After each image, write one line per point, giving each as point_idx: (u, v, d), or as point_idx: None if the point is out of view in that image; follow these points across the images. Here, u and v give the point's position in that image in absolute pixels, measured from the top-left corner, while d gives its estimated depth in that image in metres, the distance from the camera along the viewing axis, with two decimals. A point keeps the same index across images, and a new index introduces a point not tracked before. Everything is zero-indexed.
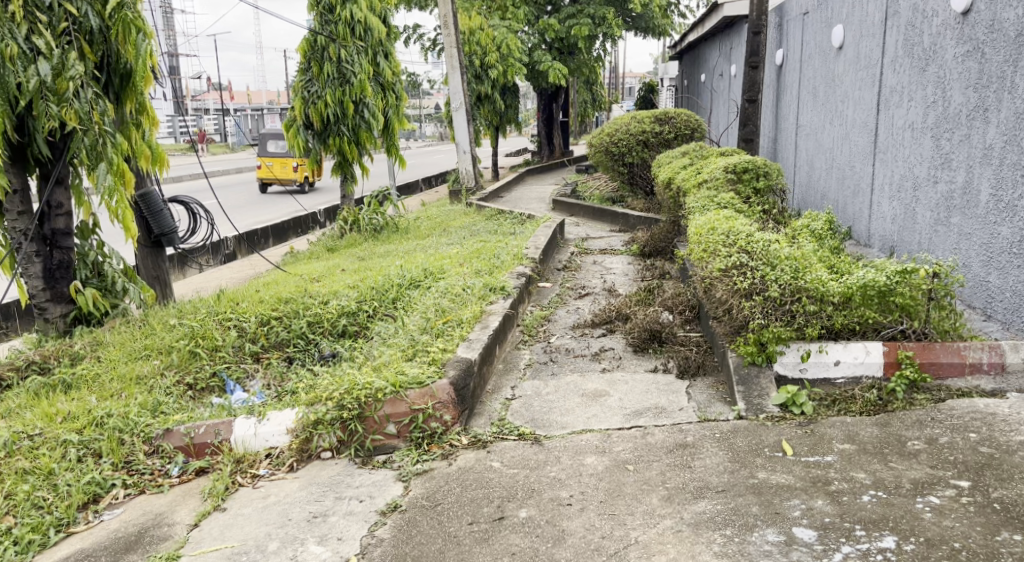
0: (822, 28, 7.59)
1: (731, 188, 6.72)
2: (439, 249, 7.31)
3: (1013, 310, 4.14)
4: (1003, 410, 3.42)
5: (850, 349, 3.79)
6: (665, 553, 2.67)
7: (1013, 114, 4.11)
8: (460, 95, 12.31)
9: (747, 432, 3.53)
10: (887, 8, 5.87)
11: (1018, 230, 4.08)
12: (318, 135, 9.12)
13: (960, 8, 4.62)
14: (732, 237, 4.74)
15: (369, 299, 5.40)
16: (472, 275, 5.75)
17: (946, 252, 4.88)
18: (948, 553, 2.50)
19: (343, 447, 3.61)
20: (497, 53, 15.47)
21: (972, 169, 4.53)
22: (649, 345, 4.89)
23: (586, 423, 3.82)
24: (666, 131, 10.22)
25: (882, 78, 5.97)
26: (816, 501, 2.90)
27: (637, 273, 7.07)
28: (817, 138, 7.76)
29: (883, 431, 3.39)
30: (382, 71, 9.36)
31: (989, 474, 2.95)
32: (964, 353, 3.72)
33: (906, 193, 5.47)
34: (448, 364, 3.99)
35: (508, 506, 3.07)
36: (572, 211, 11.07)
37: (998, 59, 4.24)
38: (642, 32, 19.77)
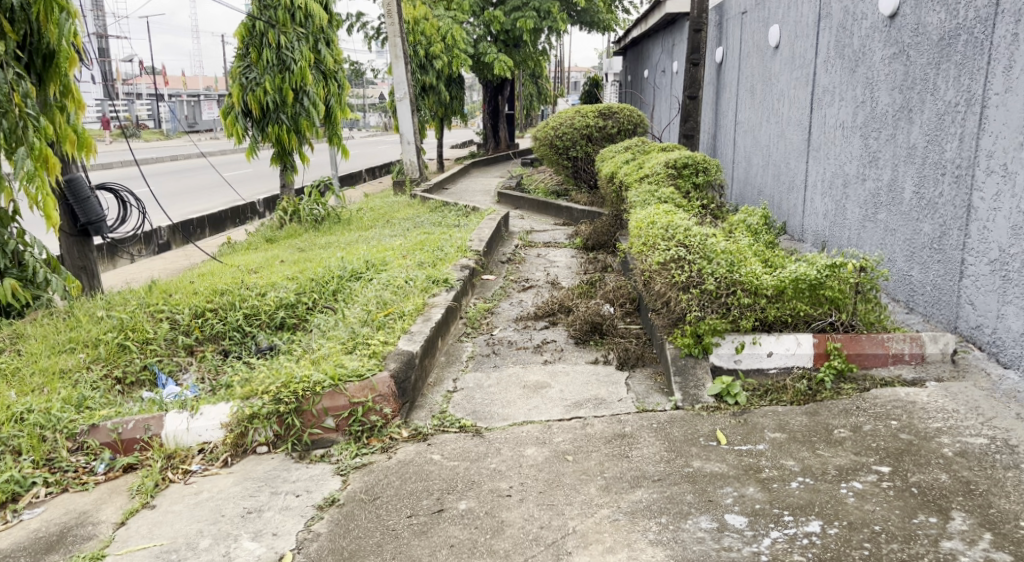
0: (759, 27, 7.77)
1: (671, 182, 6.86)
2: (381, 241, 7.24)
3: (933, 304, 4.32)
4: (922, 398, 3.57)
5: (782, 341, 3.92)
6: (602, 542, 2.71)
7: (934, 115, 4.29)
8: (403, 84, 12.13)
9: (683, 422, 3.60)
10: (820, 10, 6.05)
11: (939, 227, 4.25)
12: (256, 122, 8.90)
13: (888, 11, 4.78)
14: (671, 231, 4.83)
15: (308, 291, 5.30)
16: (414, 267, 5.71)
17: (873, 248, 5.06)
18: (868, 536, 2.61)
19: (280, 441, 3.56)
20: (442, 43, 15.30)
21: (897, 168, 4.71)
22: (590, 337, 4.96)
23: (527, 415, 3.85)
24: (609, 126, 10.37)
25: (815, 78, 6.15)
26: (747, 488, 2.98)
27: (580, 266, 7.14)
28: (754, 135, 7.95)
29: (812, 420, 3.51)
30: (323, 59, 9.17)
31: (908, 460, 3.08)
32: (888, 345, 3.89)
33: (836, 190, 5.66)
34: (389, 356, 3.97)
35: (447, 498, 3.07)
36: (516, 204, 11.08)
37: (922, 61, 4.41)
38: (586, 27, 19.86)
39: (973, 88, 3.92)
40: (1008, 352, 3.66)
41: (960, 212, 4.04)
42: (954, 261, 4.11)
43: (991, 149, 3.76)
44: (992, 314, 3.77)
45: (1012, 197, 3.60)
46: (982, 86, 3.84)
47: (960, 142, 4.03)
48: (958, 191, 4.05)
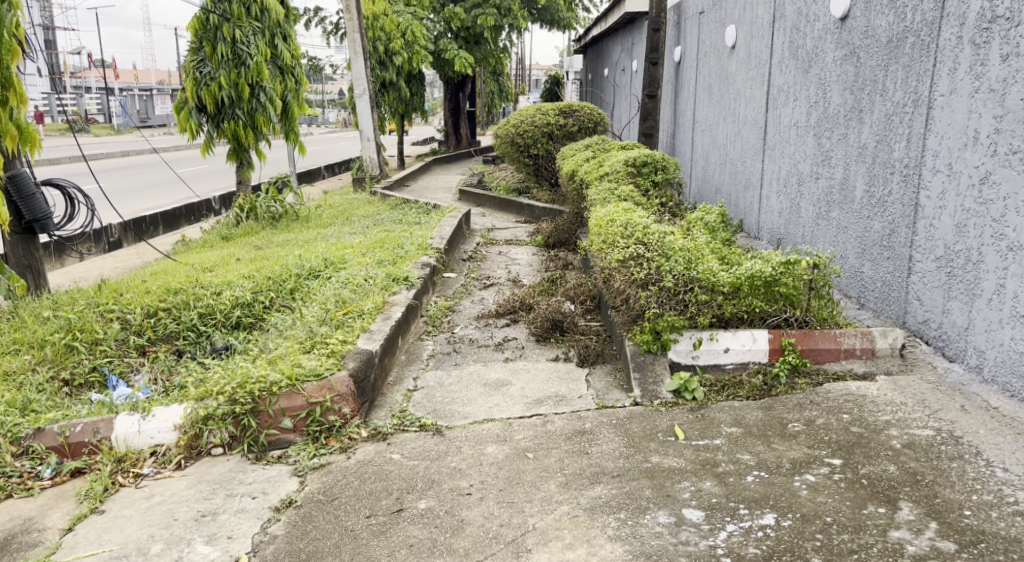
0: (716, 28, 7.88)
1: (630, 180, 6.90)
2: (340, 239, 7.16)
3: (883, 300, 4.43)
4: (873, 391, 3.66)
5: (738, 337, 3.98)
6: (562, 539, 2.73)
7: (883, 116, 4.40)
8: (363, 80, 12.01)
9: (642, 418, 3.64)
10: (774, 12, 6.15)
11: (888, 224, 4.36)
12: (211, 118, 8.74)
13: (839, 14, 4.89)
14: (630, 229, 4.87)
15: (265, 290, 5.21)
16: (374, 265, 5.67)
17: (826, 245, 5.17)
18: (820, 527, 2.67)
19: (236, 443, 3.51)
20: (402, 39, 15.15)
21: (849, 167, 4.82)
22: (551, 334, 4.97)
23: (487, 413, 3.84)
24: (570, 124, 10.41)
25: (770, 78, 6.26)
26: (704, 483, 3.02)
27: (541, 264, 7.15)
28: (712, 134, 8.05)
29: (767, 414, 3.57)
30: (280, 54, 9.05)
31: (859, 452, 3.15)
32: (840, 339, 3.97)
33: (791, 188, 5.77)
34: (347, 356, 3.93)
35: (407, 497, 3.05)
36: (477, 201, 11.05)
37: (871, 63, 4.52)
38: (547, 24, 19.90)
39: (919, 90, 4.03)
40: (953, 346, 3.77)
41: (908, 210, 4.15)
42: (902, 258, 4.22)
43: (936, 149, 3.87)
44: (938, 309, 3.88)
45: (956, 196, 3.71)
46: (928, 88, 3.94)
47: (908, 142, 4.14)
48: (906, 189, 4.16)
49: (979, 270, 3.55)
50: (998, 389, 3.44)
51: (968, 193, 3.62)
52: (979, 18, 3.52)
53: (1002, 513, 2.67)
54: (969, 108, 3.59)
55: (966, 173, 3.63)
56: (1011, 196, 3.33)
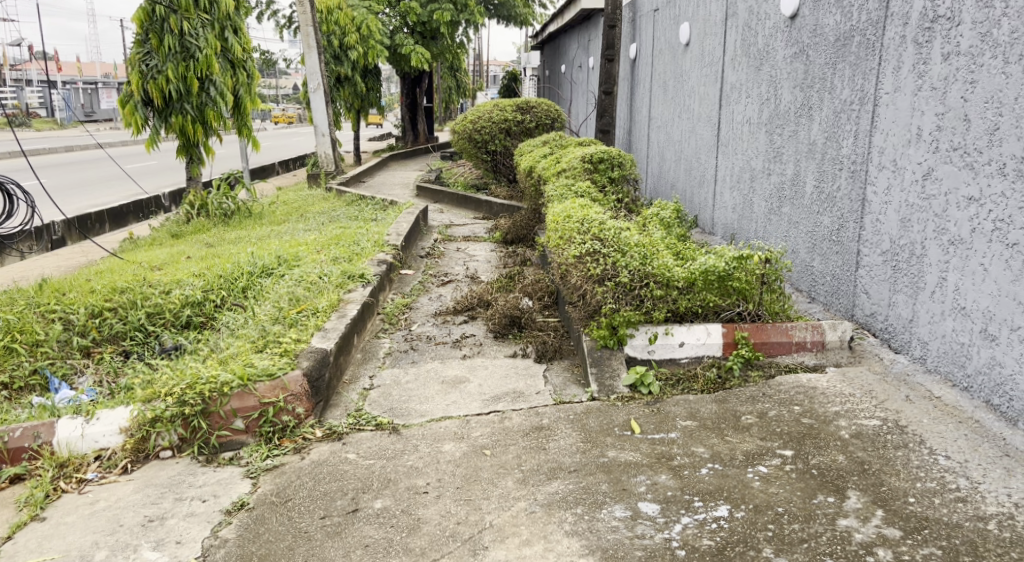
0: (671, 25, 7.95)
1: (587, 177, 6.93)
2: (294, 236, 7.03)
3: (832, 293, 4.53)
4: (822, 383, 3.74)
5: (693, 331, 4.01)
6: (519, 535, 2.72)
7: (832, 113, 4.48)
8: (317, 75, 11.81)
9: (599, 413, 3.66)
10: (727, 10, 6.23)
11: (837, 219, 4.45)
12: (158, 113, 8.49)
13: (789, 13, 4.97)
14: (586, 225, 4.89)
15: (216, 288, 5.08)
16: (329, 263, 5.58)
17: (778, 240, 5.25)
18: (772, 518, 2.71)
19: (185, 445, 3.42)
20: (357, 34, 14.96)
21: (799, 163, 4.90)
22: (509, 330, 4.97)
23: (445, 410, 3.82)
24: (527, 120, 10.43)
25: (723, 75, 6.33)
26: (660, 476, 3.05)
27: (499, 260, 7.14)
28: (667, 131, 8.13)
29: (721, 407, 3.62)
30: (230, 47, 8.84)
31: (809, 443, 3.21)
32: (792, 333, 4.03)
33: (744, 184, 5.85)
34: (301, 355, 3.86)
35: (363, 497, 3.02)
36: (435, 197, 10.98)
37: (820, 61, 4.60)
38: (504, 20, 19.86)
39: (865, 88, 4.12)
40: (899, 337, 3.87)
41: (856, 205, 4.24)
42: (850, 252, 4.31)
43: (882, 146, 3.96)
44: (884, 302, 3.98)
45: (901, 191, 3.80)
46: (874, 85, 4.03)
47: (855, 139, 4.23)
48: (853, 185, 4.25)
49: (922, 263, 3.65)
50: (941, 379, 3.54)
51: (911, 188, 3.71)
52: (922, 17, 3.61)
53: (945, 499, 2.74)
54: (912, 106, 3.69)
55: (910, 169, 3.72)
56: (952, 191, 3.42)
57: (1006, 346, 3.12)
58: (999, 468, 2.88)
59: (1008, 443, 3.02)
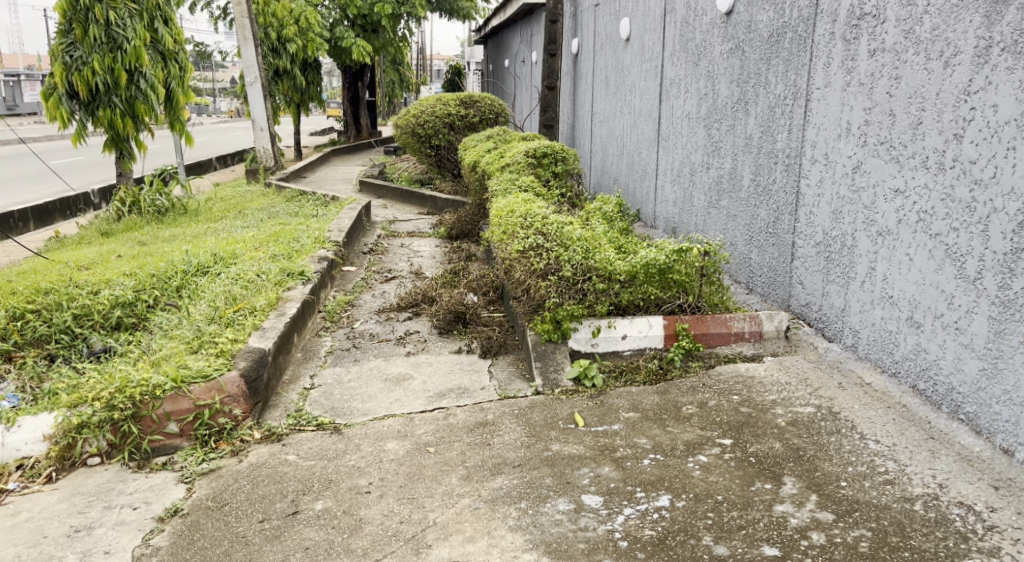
0: (611, 21, 8.01)
1: (531, 171, 6.94)
2: (231, 233, 6.85)
3: (769, 284, 4.63)
4: (760, 372, 3.82)
5: (635, 324, 4.05)
6: (462, 532, 2.71)
7: (767, 108, 4.58)
8: (254, 68, 11.50)
9: (543, 407, 3.66)
10: (665, 6, 6.30)
11: (773, 212, 4.55)
12: (84, 106, 8.17)
13: (724, 9, 5.05)
14: (529, 220, 4.90)
15: (148, 287, 4.92)
16: (267, 260, 5.46)
17: (717, 233, 5.35)
18: (711, 506, 2.76)
19: (115, 451, 3.30)
20: (296, 26, 14.68)
21: (736, 157, 4.99)
22: (454, 326, 4.94)
23: (388, 409, 3.77)
24: (471, 115, 10.46)
25: (662, 70, 6.41)
26: (603, 468, 3.07)
27: (444, 256, 7.09)
28: (609, 125, 8.19)
29: (663, 398, 3.67)
30: (161, 38, 8.56)
31: (747, 431, 3.28)
32: (730, 324, 4.11)
33: (684, 178, 5.94)
34: (238, 355, 3.76)
35: (303, 499, 2.96)
36: (378, 192, 10.86)
37: (755, 57, 4.69)
38: (446, 14, 19.76)
39: (798, 83, 4.21)
40: (832, 326, 3.98)
41: (791, 198, 4.34)
42: (786, 244, 4.41)
43: (814, 140, 4.06)
44: (818, 292, 4.09)
45: (832, 184, 3.91)
46: (806, 81, 4.13)
47: (789, 133, 4.32)
48: (788, 178, 4.35)
49: (853, 254, 3.76)
50: (871, 365, 3.65)
51: (842, 181, 3.81)
52: (849, 15, 3.71)
53: (874, 482, 2.83)
54: (842, 101, 3.79)
55: (841, 162, 3.82)
56: (880, 183, 3.52)
57: (930, 333, 3.24)
58: (925, 450, 2.99)
59: (933, 426, 3.14)
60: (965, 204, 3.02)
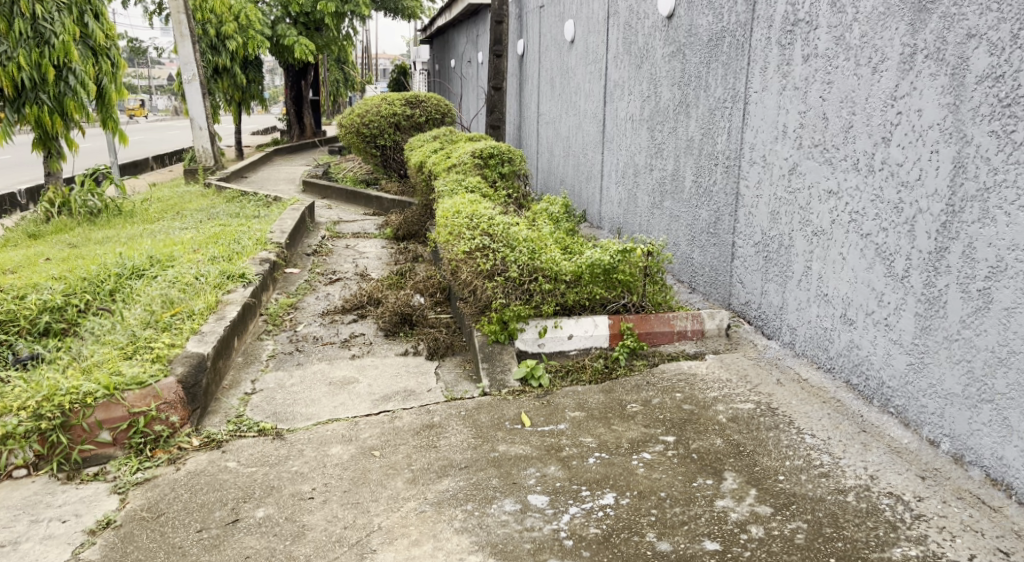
0: (555, 22, 8.06)
1: (477, 172, 6.93)
2: (168, 235, 6.66)
3: (711, 283, 4.72)
4: (702, 369, 3.89)
5: (581, 324, 4.08)
6: (407, 536, 2.69)
7: (707, 110, 4.67)
8: (192, 65, 11.20)
9: (490, 408, 3.66)
10: (608, 8, 6.36)
11: (713, 212, 4.64)
12: (10, 103, 7.82)
13: (666, 13, 5.12)
14: (475, 220, 4.90)
15: (79, 292, 4.75)
16: (206, 262, 5.31)
17: (660, 233, 5.42)
18: (655, 503, 2.79)
19: (42, 462, 3.19)
20: (235, 23, 14.37)
21: (678, 158, 5.07)
22: (400, 328, 4.90)
23: (332, 413, 3.72)
24: (416, 115, 10.39)
25: (607, 72, 6.48)
26: (549, 467, 3.09)
27: (390, 257, 7.03)
28: (555, 127, 8.24)
29: (608, 397, 3.70)
30: (91, 33, 8.29)
31: (690, 428, 3.33)
32: (673, 322, 4.18)
33: (628, 179, 6.00)
34: (176, 360, 3.64)
35: (243, 507, 2.89)
36: (322, 193, 10.69)
37: (695, 60, 4.78)
38: (391, 13, 19.61)
39: (736, 86, 4.31)
40: (771, 324, 4.08)
41: (730, 199, 4.43)
42: (726, 244, 4.50)
43: (753, 142, 4.16)
44: (757, 290, 4.18)
45: (770, 185, 4.00)
46: (744, 84, 4.22)
47: (728, 135, 4.42)
48: (728, 179, 4.44)
49: (790, 253, 3.86)
50: (808, 362, 3.76)
51: (779, 182, 3.91)
52: (784, 21, 3.81)
53: (810, 475, 2.91)
54: (779, 104, 3.88)
55: (778, 164, 3.92)
56: (814, 185, 3.62)
57: (862, 329, 3.34)
58: (857, 443, 3.08)
59: (865, 419, 3.24)
60: (893, 204, 3.13)
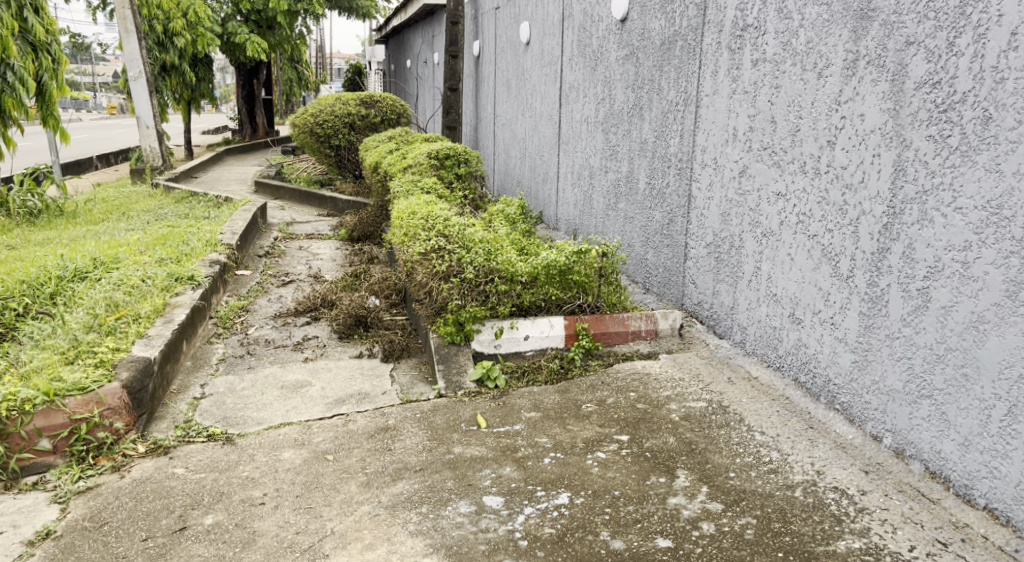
0: (511, 24, 8.07)
1: (433, 173, 6.90)
2: (113, 236, 6.48)
3: (664, 283, 4.78)
4: (656, 369, 3.94)
5: (537, 325, 4.09)
6: (361, 540, 2.66)
7: (660, 113, 4.73)
8: (138, 62, 10.90)
9: (446, 410, 3.64)
10: (563, 11, 6.40)
11: (667, 214, 4.70)
12: None
13: (619, 16, 5.17)
14: (430, 221, 4.88)
15: (17, 295, 4.60)
16: (153, 264, 5.17)
17: (615, 234, 5.47)
18: (609, 501, 2.81)
19: None
20: (184, 19, 14.05)
21: (632, 161, 5.12)
22: (354, 330, 4.84)
23: (285, 416, 3.66)
24: (372, 115, 10.33)
25: (562, 75, 6.51)
26: (504, 469, 3.09)
27: (345, 259, 6.95)
28: (511, 128, 8.25)
29: (564, 397, 3.72)
30: (30, 28, 8.01)
31: (643, 427, 3.37)
32: (628, 322, 4.21)
33: (584, 181, 6.04)
34: (120, 365, 3.54)
35: (191, 514, 2.83)
36: (275, 193, 10.53)
37: (648, 63, 4.84)
38: (345, 12, 19.43)
39: (688, 90, 4.37)
40: (723, 323, 4.14)
41: (683, 201, 4.49)
42: (679, 245, 4.56)
43: (704, 145, 4.22)
44: (709, 291, 4.25)
45: (721, 187, 4.07)
46: (695, 88, 4.29)
47: (681, 138, 4.48)
48: (680, 181, 4.50)
49: (740, 254, 3.93)
50: (757, 360, 3.83)
51: (730, 184, 3.98)
52: (733, 26, 3.88)
53: (760, 472, 2.96)
54: (729, 108, 3.95)
55: (728, 166, 3.99)
56: (763, 187, 3.70)
57: (810, 328, 3.42)
58: (805, 439, 3.15)
59: (812, 416, 3.32)
60: (838, 206, 3.21)
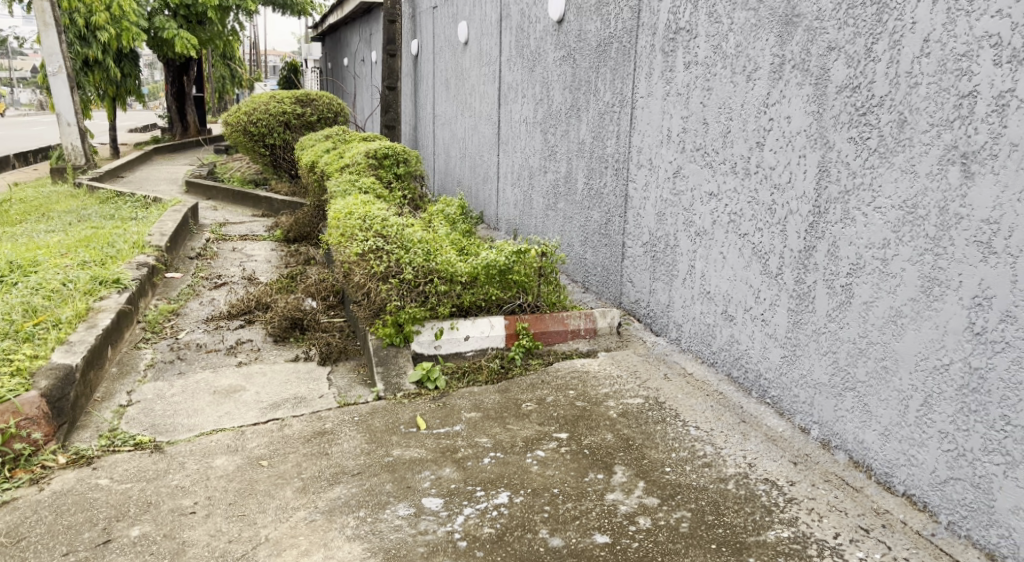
0: (449, 23, 8.04)
1: (372, 173, 6.82)
2: (32, 238, 6.19)
3: (603, 282, 4.83)
4: (595, 367, 3.98)
5: (477, 325, 4.08)
6: (296, 547, 2.60)
7: (597, 114, 4.77)
8: (58, 57, 10.45)
9: (385, 412, 3.60)
10: (501, 11, 6.41)
11: (604, 214, 4.75)
12: None
13: (556, 18, 5.20)
14: (368, 221, 4.82)
15: None
16: (75, 268, 4.95)
17: (555, 234, 5.50)
18: (548, 499, 2.83)
19: None
20: (107, 12, 13.55)
21: (571, 161, 5.16)
22: (290, 333, 4.75)
23: (217, 422, 3.57)
24: (308, 114, 10.13)
25: (500, 75, 6.52)
26: (444, 470, 3.07)
27: (280, 260, 6.81)
28: (450, 128, 8.22)
29: (504, 397, 3.72)
30: None
31: (582, 424, 3.40)
32: (567, 321, 4.24)
33: (523, 181, 6.06)
34: (38, 373, 3.39)
35: (116, 526, 2.72)
36: (207, 193, 10.23)
37: (585, 65, 4.88)
38: (279, 9, 19.04)
39: (624, 92, 4.43)
40: (659, 321, 4.21)
41: (620, 201, 4.54)
42: (617, 244, 4.61)
43: (639, 146, 4.28)
44: (646, 289, 4.31)
45: (656, 188, 4.14)
46: (630, 89, 4.34)
47: (617, 139, 4.53)
48: (617, 182, 4.56)
49: (675, 253, 4.00)
50: (692, 357, 3.91)
51: (665, 184, 4.05)
52: (666, 29, 3.94)
53: (694, 466, 3.02)
54: (663, 109, 4.02)
55: (663, 166, 4.05)
56: (697, 187, 3.77)
57: (741, 324, 3.50)
58: (737, 433, 3.22)
59: (744, 410, 3.39)
60: (766, 206, 3.30)
